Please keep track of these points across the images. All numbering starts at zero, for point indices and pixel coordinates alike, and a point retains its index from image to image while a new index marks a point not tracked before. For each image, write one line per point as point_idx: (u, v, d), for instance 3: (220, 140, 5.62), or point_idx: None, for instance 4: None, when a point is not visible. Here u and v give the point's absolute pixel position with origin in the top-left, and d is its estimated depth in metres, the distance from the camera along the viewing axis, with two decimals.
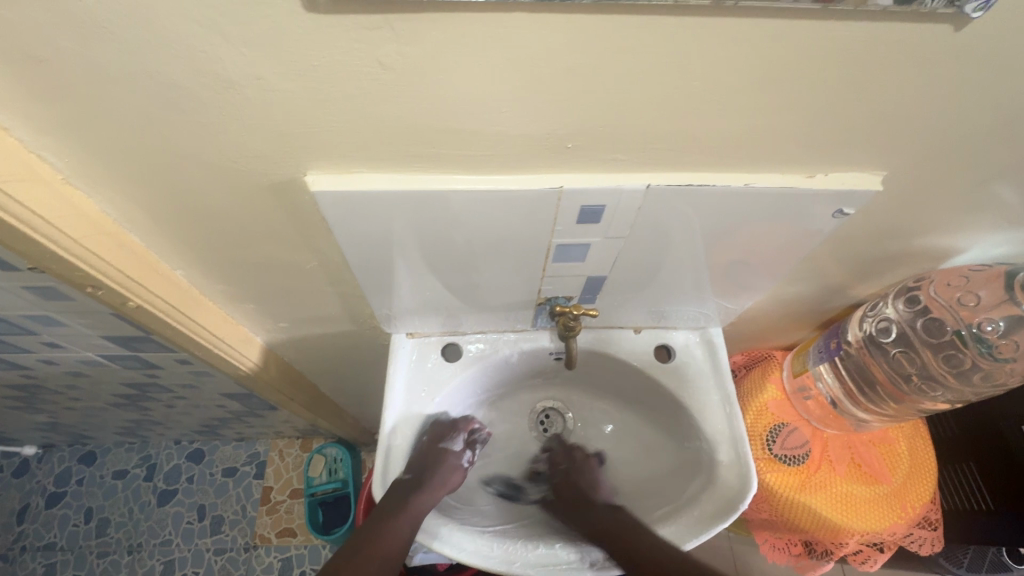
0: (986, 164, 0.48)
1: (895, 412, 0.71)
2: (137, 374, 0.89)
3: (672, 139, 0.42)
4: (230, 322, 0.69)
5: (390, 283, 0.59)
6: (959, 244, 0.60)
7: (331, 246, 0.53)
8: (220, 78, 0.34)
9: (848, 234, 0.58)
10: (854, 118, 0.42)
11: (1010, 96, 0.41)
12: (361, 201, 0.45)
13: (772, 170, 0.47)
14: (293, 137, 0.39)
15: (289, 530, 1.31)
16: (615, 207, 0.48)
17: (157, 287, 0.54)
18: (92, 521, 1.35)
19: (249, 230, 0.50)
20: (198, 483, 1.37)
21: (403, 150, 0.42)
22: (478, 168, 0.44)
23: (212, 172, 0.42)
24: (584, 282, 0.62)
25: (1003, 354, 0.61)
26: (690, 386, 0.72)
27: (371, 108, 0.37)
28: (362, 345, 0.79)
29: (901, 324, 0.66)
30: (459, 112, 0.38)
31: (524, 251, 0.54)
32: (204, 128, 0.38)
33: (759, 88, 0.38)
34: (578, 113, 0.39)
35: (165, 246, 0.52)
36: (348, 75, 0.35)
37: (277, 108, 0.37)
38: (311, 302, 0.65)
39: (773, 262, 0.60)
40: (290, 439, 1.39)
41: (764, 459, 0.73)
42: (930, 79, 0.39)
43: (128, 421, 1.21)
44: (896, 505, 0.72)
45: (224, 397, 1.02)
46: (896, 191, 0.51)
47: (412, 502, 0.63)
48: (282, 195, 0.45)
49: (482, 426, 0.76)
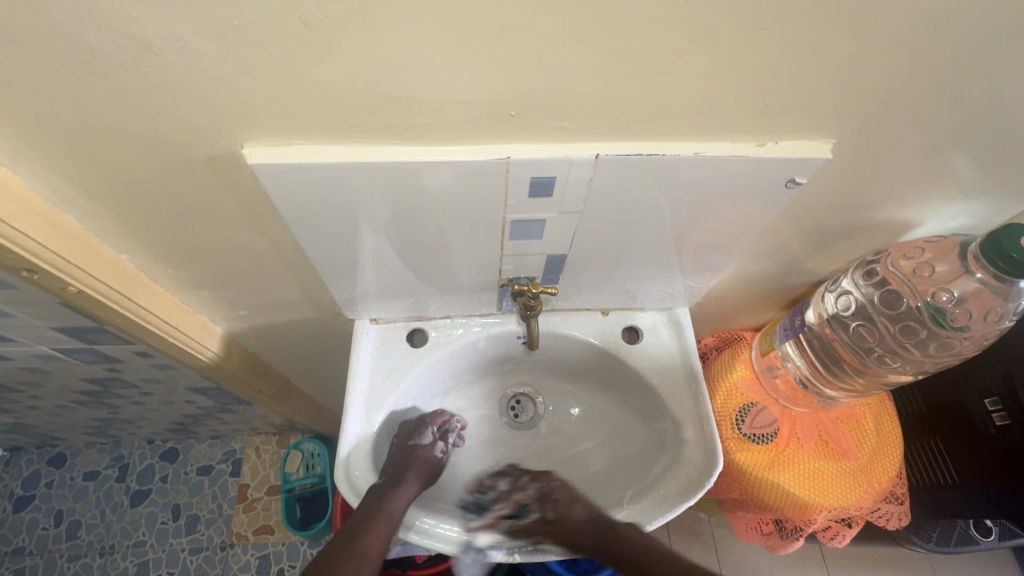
0: (931, 134, 0.48)
1: (861, 385, 0.72)
2: (97, 368, 0.87)
3: (617, 107, 0.42)
4: (185, 309, 0.67)
5: (345, 265, 0.58)
6: (911, 216, 0.61)
7: (281, 225, 0.52)
8: (139, 41, 0.33)
9: (806, 207, 0.57)
10: (800, 84, 0.42)
11: (950, 61, 0.41)
12: (303, 174, 0.44)
13: (724, 138, 0.47)
14: (224, 106, 0.38)
15: (266, 527, 1.28)
16: (567, 179, 0.48)
17: (99, 271, 0.52)
18: (63, 524, 1.31)
19: (193, 209, 0.48)
20: (172, 483, 1.34)
21: (341, 120, 0.41)
22: (423, 138, 0.43)
23: (145, 144, 0.41)
24: (545, 261, 0.61)
25: (957, 322, 0.61)
26: (657, 366, 0.72)
27: (301, 73, 0.36)
28: (327, 333, 0.78)
29: (860, 297, 0.67)
30: (394, 77, 0.37)
31: (478, 229, 0.54)
32: (128, 95, 0.37)
33: (700, 50, 0.37)
34: (517, 77, 0.38)
35: (108, 228, 0.51)
36: (273, 39, 0.34)
37: (203, 74, 0.36)
38: (268, 287, 0.63)
39: (734, 237, 0.60)
40: (266, 435, 1.37)
41: (733, 438, 0.73)
42: (869, 42, 0.38)
43: (95, 420, 1.18)
44: (862, 481, 0.73)
45: (191, 392, 0.99)
46: (849, 162, 0.51)
47: (386, 504, 0.60)
48: (221, 169, 0.44)
49: (455, 419, 0.75)
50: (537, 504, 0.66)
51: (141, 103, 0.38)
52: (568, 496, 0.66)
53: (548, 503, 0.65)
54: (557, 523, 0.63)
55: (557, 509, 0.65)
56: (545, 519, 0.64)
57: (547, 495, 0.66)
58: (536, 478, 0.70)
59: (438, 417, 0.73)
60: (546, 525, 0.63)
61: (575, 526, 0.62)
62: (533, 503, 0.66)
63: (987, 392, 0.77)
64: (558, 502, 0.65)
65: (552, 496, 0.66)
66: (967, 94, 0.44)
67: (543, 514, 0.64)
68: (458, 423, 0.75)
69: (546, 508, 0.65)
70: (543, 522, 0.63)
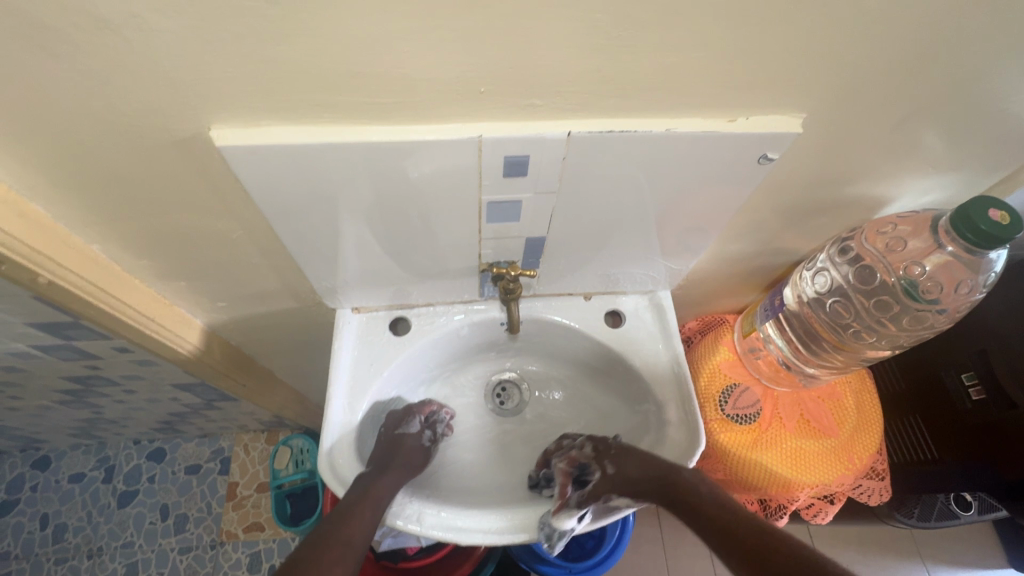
0: (901, 107, 0.49)
1: (841, 362, 0.73)
2: (77, 366, 0.86)
3: (587, 83, 0.42)
4: (162, 301, 0.66)
5: (323, 252, 0.58)
6: (883, 193, 0.61)
7: (254, 211, 0.52)
8: (94, 17, 0.33)
9: (781, 186, 0.58)
10: (768, 59, 0.42)
11: (914, 34, 0.41)
12: (272, 156, 0.43)
13: (695, 115, 0.47)
14: (187, 86, 0.38)
15: (256, 524, 1.28)
16: (541, 158, 0.48)
17: (69, 260, 0.52)
18: (49, 528, 1.30)
19: (164, 194, 0.48)
20: (160, 482, 1.33)
21: (308, 99, 0.41)
22: (394, 117, 0.43)
23: (109, 126, 0.40)
24: (524, 244, 0.61)
25: (930, 295, 0.62)
26: (639, 349, 0.72)
27: (263, 50, 0.36)
28: (309, 323, 0.77)
29: (836, 276, 0.68)
30: (358, 52, 0.37)
31: (455, 211, 0.53)
32: (86, 75, 0.36)
33: (664, 21, 0.37)
34: (484, 54, 0.38)
35: (77, 217, 0.50)
36: (233, 14, 0.33)
37: (162, 51, 0.35)
38: (245, 276, 0.63)
39: (710, 218, 0.60)
40: (255, 432, 1.36)
41: (716, 419, 0.73)
42: (834, 14, 0.39)
43: (78, 421, 1.17)
44: (844, 457, 0.74)
45: (175, 389, 0.99)
46: (821, 138, 0.51)
47: (374, 489, 0.59)
48: (190, 153, 0.44)
49: (442, 407, 0.75)
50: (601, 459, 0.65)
51: (101, 83, 0.37)
52: (624, 447, 0.65)
53: (606, 458, 0.65)
54: (621, 475, 0.62)
55: (619, 461, 0.63)
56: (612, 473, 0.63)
57: (609, 451, 0.66)
58: (596, 440, 0.69)
59: (426, 407, 0.73)
60: (609, 482, 0.62)
61: (636, 475, 0.61)
62: (596, 457, 0.66)
63: (963, 367, 0.78)
64: (616, 455, 0.64)
65: (613, 452, 0.65)
66: (933, 68, 0.45)
67: (607, 468, 0.64)
68: (446, 411, 0.75)
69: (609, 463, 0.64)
70: (608, 478, 0.63)
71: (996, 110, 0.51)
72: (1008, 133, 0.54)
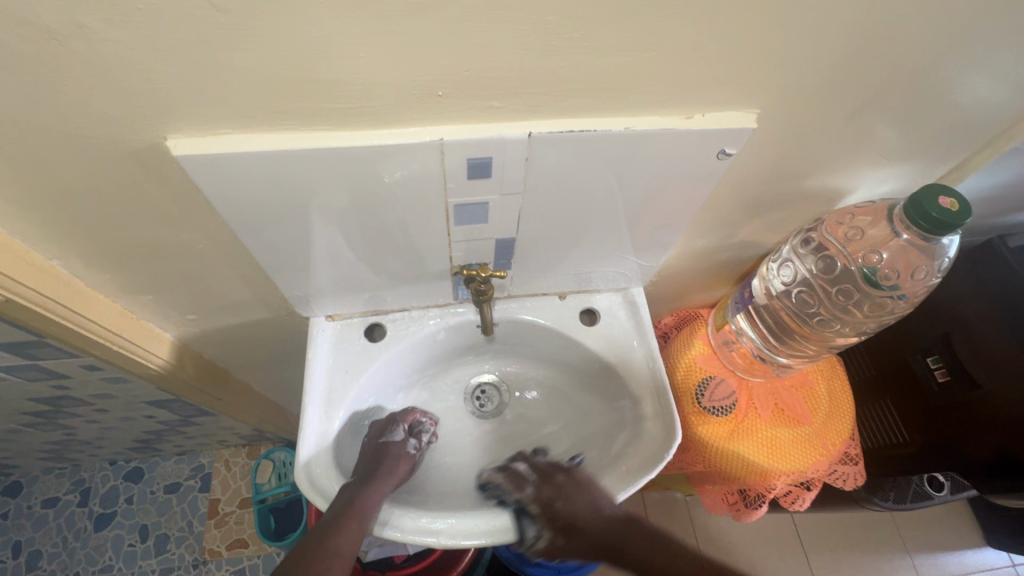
0: (852, 100, 0.50)
1: (812, 350, 0.74)
2: (44, 386, 0.83)
3: (545, 84, 0.43)
4: (128, 316, 0.65)
5: (293, 260, 0.57)
6: (840, 184, 0.63)
7: (217, 220, 0.51)
8: (38, 28, 0.32)
9: (742, 180, 0.59)
10: (719, 58, 0.43)
11: (862, 27, 0.42)
12: (232, 164, 0.43)
13: (652, 113, 0.48)
14: (140, 96, 0.38)
15: (239, 541, 1.26)
16: (504, 160, 0.48)
17: (26, 277, 0.50)
18: (21, 556, 1.25)
19: (124, 206, 0.47)
20: (139, 503, 1.30)
21: (266, 106, 0.40)
22: (354, 123, 0.43)
23: (60, 138, 0.40)
24: (495, 246, 0.62)
25: (890, 280, 0.63)
26: (613, 346, 0.73)
27: (217, 58, 0.36)
28: (284, 333, 0.76)
29: (801, 267, 0.70)
30: (313, 59, 0.37)
31: (423, 215, 0.54)
32: (35, 87, 0.36)
33: (616, 23, 0.38)
34: (441, 57, 0.39)
35: (33, 232, 0.49)
36: (182, 23, 0.33)
37: (112, 60, 0.35)
38: (214, 287, 0.62)
39: (675, 214, 0.61)
40: (236, 447, 1.34)
41: (694, 413, 0.75)
42: (781, 12, 0.40)
43: (49, 444, 1.13)
44: (818, 444, 0.75)
45: (149, 407, 0.97)
46: (779, 132, 0.53)
47: (356, 499, 0.59)
48: (147, 163, 0.43)
49: (428, 417, 0.74)
50: (545, 524, 0.62)
51: (51, 94, 0.36)
52: (569, 513, 0.62)
53: (548, 518, 0.62)
54: (567, 547, 0.62)
55: (565, 531, 0.62)
56: (559, 543, 0.62)
57: (550, 515, 0.62)
58: (542, 482, 0.65)
59: (409, 415, 0.72)
60: (557, 546, 0.62)
61: (583, 545, 0.61)
62: (535, 516, 0.62)
63: (928, 351, 0.80)
64: (560, 518, 0.62)
65: (554, 518, 0.62)
66: (879, 60, 0.46)
67: (552, 536, 0.62)
68: (432, 423, 0.74)
69: (553, 530, 0.62)
70: (555, 544, 0.62)
71: (942, 101, 0.53)
72: (953, 124, 0.56)
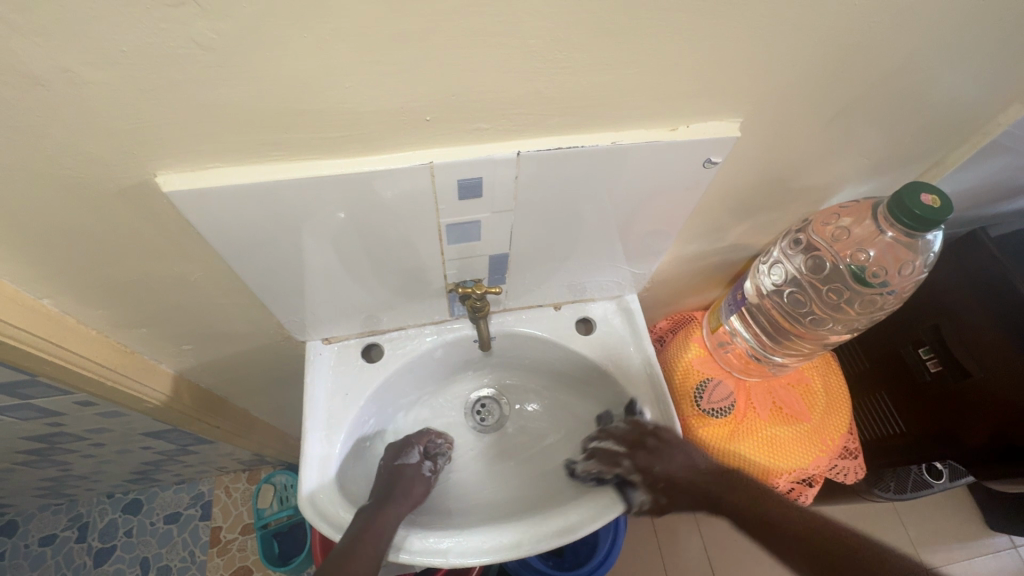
0: (832, 104, 0.51)
1: (807, 348, 0.75)
2: (40, 424, 0.82)
3: (531, 104, 0.43)
4: (122, 350, 0.64)
5: (288, 287, 0.57)
6: (825, 184, 0.65)
7: (211, 252, 0.51)
8: (22, 74, 0.32)
9: (729, 186, 0.60)
10: (700, 71, 0.44)
11: (837, 33, 0.43)
12: (222, 198, 0.43)
13: (637, 127, 0.49)
14: (129, 135, 0.38)
15: (244, 569, 1.24)
16: (494, 179, 0.49)
17: (19, 317, 0.50)
18: None
19: (116, 242, 0.47)
20: (139, 535, 1.28)
21: (254, 138, 0.41)
22: (344, 151, 0.44)
23: (49, 180, 0.40)
24: (489, 261, 0.62)
25: (879, 277, 0.64)
26: (611, 354, 0.73)
27: (204, 95, 0.36)
28: (281, 359, 0.76)
29: (792, 267, 0.71)
30: (301, 90, 0.37)
31: (415, 236, 0.54)
32: (23, 132, 0.36)
33: (597, 42, 0.39)
34: (427, 85, 0.39)
35: (23, 274, 0.48)
36: (167, 62, 0.33)
37: (96, 101, 0.35)
38: (210, 318, 0.62)
39: (665, 220, 0.62)
40: (235, 473, 1.33)
41: (694, 415, 0.76)
42: (757, 24, 0.41)
43: (46, 481, 1.12)
44: (818, 440, 0.75)
45: (147, 438, 0.96)
46: (762, 137, 0.54)
47: (374, 521, 0.59)
48: (136, 200, 0.43)
49: (443, 439, 0.76)
50: (648, 489, 0.63)
51: (38, 138, 0.36)
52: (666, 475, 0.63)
53: (650, 482, 0.63)
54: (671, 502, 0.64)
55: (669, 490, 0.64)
56: (662, 502, 0.64)
57: (653, 479, 0.63)
58: (633, 450, 0.65)
59: (423, 437, 0.73)
60: (659, 506, 0.64)
61: (686, 498, 0.64)
62: (640, 482, 0.63)
63: (919, 342, 0.82)
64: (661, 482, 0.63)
65: (657, 481, 0.63)
66: (856, 64, 0.47)
67: (656, 498, 0.63)
68: (446, 444, 0.75)
69: (656, 492, 0.63)
70: (661, 505, 0.64)
71: (919, 100, 0.54)
72: (930, 122, 0.58)
